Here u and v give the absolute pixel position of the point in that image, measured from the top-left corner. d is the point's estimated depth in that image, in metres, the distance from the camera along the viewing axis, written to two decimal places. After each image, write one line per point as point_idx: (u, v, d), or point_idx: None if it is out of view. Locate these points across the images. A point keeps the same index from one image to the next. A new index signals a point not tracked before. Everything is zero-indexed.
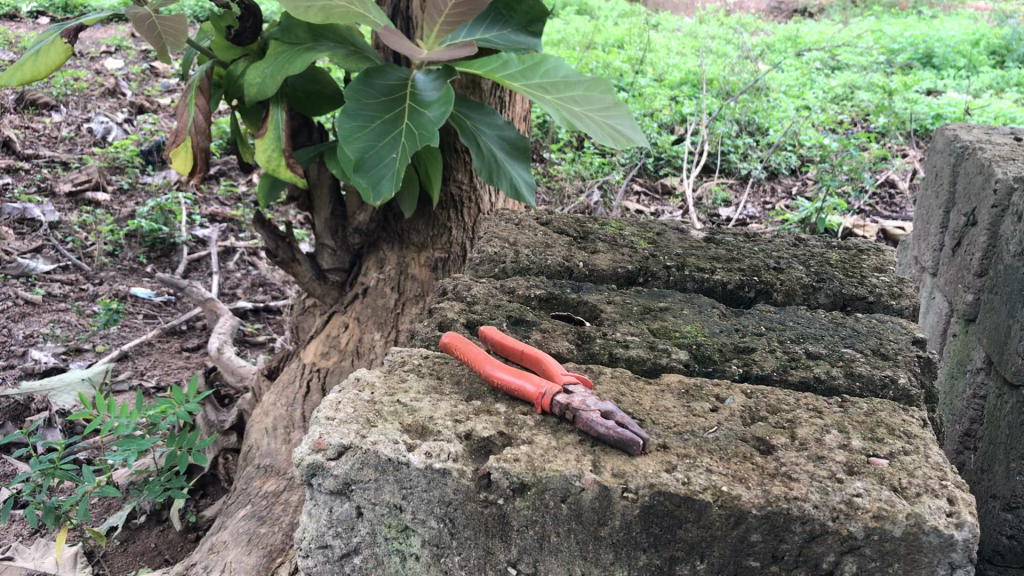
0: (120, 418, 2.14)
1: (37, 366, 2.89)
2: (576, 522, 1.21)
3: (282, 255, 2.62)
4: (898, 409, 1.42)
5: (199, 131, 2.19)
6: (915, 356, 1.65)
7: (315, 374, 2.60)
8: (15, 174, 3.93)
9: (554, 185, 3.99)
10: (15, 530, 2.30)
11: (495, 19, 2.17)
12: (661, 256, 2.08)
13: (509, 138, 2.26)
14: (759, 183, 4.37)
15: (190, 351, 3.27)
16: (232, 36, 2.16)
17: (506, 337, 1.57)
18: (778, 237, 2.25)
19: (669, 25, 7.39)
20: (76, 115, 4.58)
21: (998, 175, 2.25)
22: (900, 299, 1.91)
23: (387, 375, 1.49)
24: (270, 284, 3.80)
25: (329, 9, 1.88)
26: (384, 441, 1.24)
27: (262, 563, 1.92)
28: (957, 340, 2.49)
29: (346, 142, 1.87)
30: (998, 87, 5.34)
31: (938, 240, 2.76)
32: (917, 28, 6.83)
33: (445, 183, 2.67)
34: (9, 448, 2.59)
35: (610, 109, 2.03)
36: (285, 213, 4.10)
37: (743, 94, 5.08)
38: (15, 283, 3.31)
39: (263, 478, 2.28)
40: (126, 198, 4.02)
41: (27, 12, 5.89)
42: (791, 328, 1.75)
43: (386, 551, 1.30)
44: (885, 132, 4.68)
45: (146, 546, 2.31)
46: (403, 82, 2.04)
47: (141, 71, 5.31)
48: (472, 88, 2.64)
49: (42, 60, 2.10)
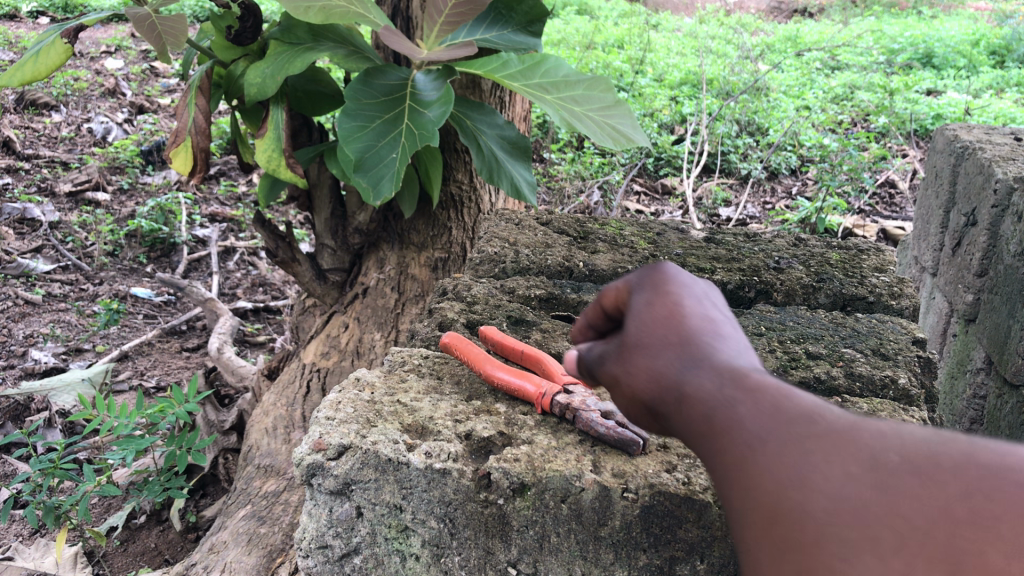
0: (120, 418, 2.13)
1: (37, 366, 2.89)
2: (577, 522, 1.21)
3: (282, 255, 2.62)
4: (898, 409, 1.42)
5: (199, 130, 2.19)
6: (916, 356, 1.65)
7: (315, 374, 2.60)
8: (15, 174, 3.93)
9: (554, 184, 3.98)
10: (15, 530, 2.30)
11: (495, 20, 2.18)
12: (661, 256, 2.08)
13: (509, 138, 2.26)
14: (759, 183, 4.37)
15: (190, 351, 3.26)
16: (232, 36, 2.15)
17: (507, 337, 1.56)
18: (778, 236, 2.25)
19: (669, 25, 7.40)
20: (76, 115, 4.59)
21: (998, 176, 2.24)
22: (900, 299, 1.92)
23: (387, 375, 1.49)
24: (270, 284, 3.80)
25: (329, 9, 1.87)
26: (384, 441, 1.24)
27: (263, 563, 1.90)
28: (957, 340, 2.50)
29: (346, 142, 1.87)
30: (998, 87, 5.34)
31: (938, 240, 2.76)
32: (917, 28, 6.84)
33: (445, 184, 2.67)
34: (9, 448, 2.59)
35: (610, 108, 2.04)
36: (286, 213, 4.10)
37: (743, 94, 5.07)
38: (15, 283, 3.31)
39: (263, 478, 2.28)
40: (126, 198, 4.02)
41: (27, 12, 5.89)
42: (791, 328, 1.75)
43: (386, 552, 1.30)
44: (886, 132, 4.68)
45: (146, 546, 2.31)
46: (404, 82, 2.04)
47: (141, 71, 5.31)
48: (472, 88, 2.64)
49: (42, 60, 2.09)
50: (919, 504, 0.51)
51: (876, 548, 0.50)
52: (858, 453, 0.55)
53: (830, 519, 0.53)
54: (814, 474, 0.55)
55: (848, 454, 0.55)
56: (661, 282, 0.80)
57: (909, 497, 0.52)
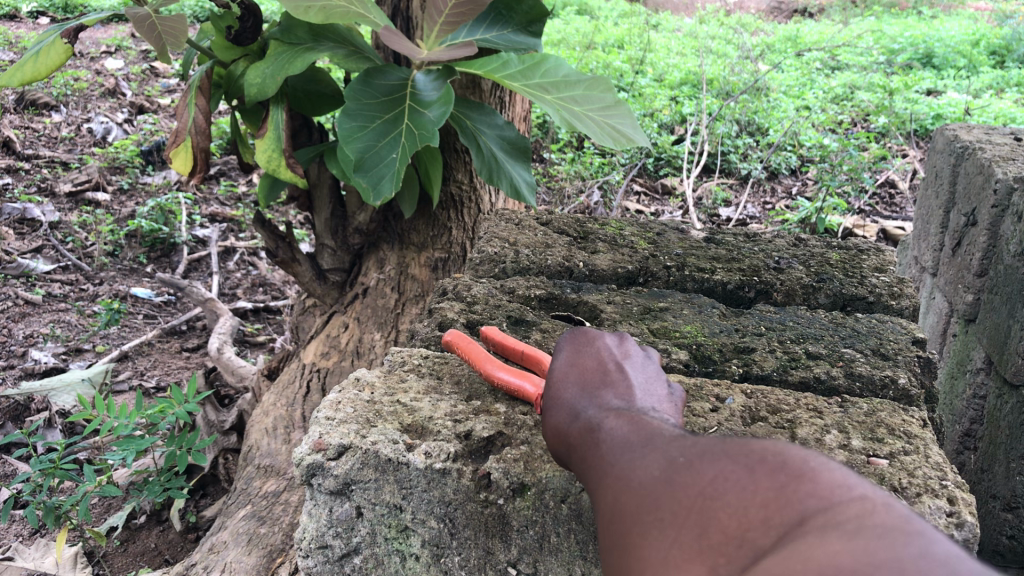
0: (120, 418, 2.13)
1: (37, 366, 2.89)
2: (576, 522, 1.20)
3: (282, 255, 2.62)
4: (898, 410, 1.42)
5: (199, 130, 2.19)
6: (915, 356, 1.65)
7: (315, 374, 2.61)
8: (15, 174, 3.93)
9: (554, 184, 3.98)
10: (15, 530, 2.30)
11: (495, 20, 2.17)
12: (661, 256, 2.08)
13: (509, 138, 2.26)
14: (759, 183, 4.37)
15: (190, 351, 3.26)
16: (232, 36, 2.15)
17: (507, 338, 1.54)
18: (778, 237, 2.25)
19: (669, 25, 7.40)
20: (76, 115, 4.59)
21: (998, 175, 2.24)
22: (900, 299, 1.92)
23: (387, 375, 1.50)
24: (270, 284, 3.80)
25: (329, 9, 1.87)
26: (384, 441, 1.25)
27: (263, 563, 1.90)
28: (957, 340, 2.50)
29: (346, 142, 1.87)
30: (998, 87, 5.34)
31: (938, 240, 2.76)
32: (917, 28, 6.85)
33: (445, 184, 2.67)
34: (9, 448, 2.60)
35: (610, 109, 2.04)
36: (286, 213, 4.11)
37: (743, 94, 5.07)
38: (15, 283, 3.31)
39: (263, 478, 2.28)
40: (126, 198, 4.02)
41: (27, 12, 5.90)
42: (791, 328, 1.75)
43: (386, 551, 1.30)
44: (886, 132, 4.68)
45: (147, 546, 2.31)
46: (403, 82, 2.04)
47: (141, 71, 5.31)
48: (472, 88, 2.64)
49: (42, 60, 2.09)
50: (693, 486, 0.74)
51: (661, 518, 0.74)
52: (666, 458, 0.81)
53: (642, 504, 0.78)
54: (640, 480, 0.82)
55: (663, 460, 0.81)
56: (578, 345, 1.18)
57: (687, 481, 0.75)
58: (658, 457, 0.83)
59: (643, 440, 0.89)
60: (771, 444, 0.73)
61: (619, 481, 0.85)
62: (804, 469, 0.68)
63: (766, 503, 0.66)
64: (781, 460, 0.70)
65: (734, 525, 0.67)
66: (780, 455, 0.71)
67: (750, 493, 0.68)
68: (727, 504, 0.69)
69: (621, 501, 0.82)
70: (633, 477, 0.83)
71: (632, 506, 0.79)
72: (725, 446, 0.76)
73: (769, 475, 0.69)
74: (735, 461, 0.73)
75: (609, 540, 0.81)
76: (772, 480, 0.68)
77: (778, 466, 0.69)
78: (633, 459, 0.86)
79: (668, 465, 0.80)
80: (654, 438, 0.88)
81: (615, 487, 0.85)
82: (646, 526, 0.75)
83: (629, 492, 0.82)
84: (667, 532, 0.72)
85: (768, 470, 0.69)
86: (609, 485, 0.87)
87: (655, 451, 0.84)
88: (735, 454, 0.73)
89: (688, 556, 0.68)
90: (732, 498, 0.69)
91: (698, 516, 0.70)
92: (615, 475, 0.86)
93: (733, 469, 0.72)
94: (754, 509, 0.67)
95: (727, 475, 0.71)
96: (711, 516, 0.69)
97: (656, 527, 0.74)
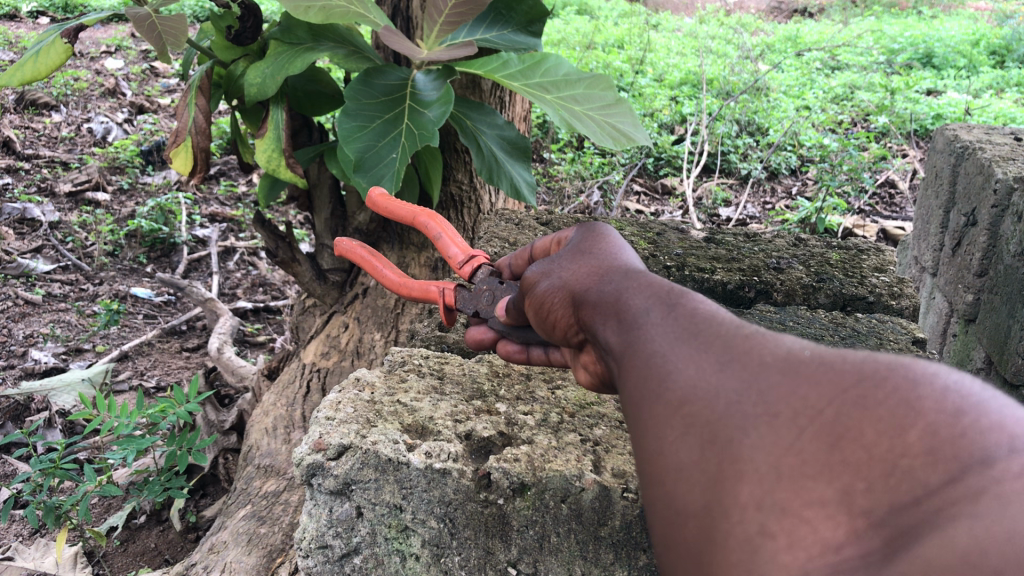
0: (120, 418, 2.12)
1: (37, 366, 2.89)
2: (576, 522, 1.21)
3: (282, 255, 2.60)
4: None
5: (199, 130, 2.19)
6: (914, 356, 1.66)
7: (315, 373, 2.61)
8: (15, 174, 3.93)
9: (554, 184, 3.97)
10: (15, 530, 2.31)
11: (495, 19, 2.17)
12: (661, 256, 2.07)
13: (509, 138, 2.26)
14: (759, 183, 4.37)
15: (190, 351, 3.26)
16: (232, 36, 2.15)
17: (393, 285, 1.56)
18: (778, 237, 2.24)
19: (669, 25, 7.40)
20: (76, 115, 4.60)
21: (998, 176, 2.23)
22: (900, 299, 1.94)
23: (387, 375, 1.50)
24: (270, 284, 3.79)
25: (329, 9, 1.86)
26: (384, 441, 1.25)
27: (262, 563, 1.89)
28: (958, 340, 2.50)
29: (346, 141, 1.86)
30: (998, 87, 5.34)
31: (938, 240, 2.76)
32: (917, 28, 6.85)
33: (445, 184, 2.68)
34: (9, 448, 2.60)
35: (610, 108, 2.03)
36: (285, 213, 4.11)
37: (743, 94, 5.07)
38: (15, 283, 3.31)
39: (263, 478, 2.28)
40: (126, 197, 4.02)
41: (26, 12, 5.89)
42: (791, 328, 1.75)
43: (386, 551, 1.29)
44: (886, 132, 4.67)
45: (146, 546, 2.31)
46: (404, 82, 2.04)
47: (141, 71, 5.31)
48: (472, 87, 2.64)
49: (42, 60, 2.09)
50: (823, 393, 0.64)
51: (773, 421, 0.64)
52: (771, 356, 0.70)
53: (737, 404, 0.68)
54: (731, 376, 0.70)
55: (766, 358, 0.70)
56: (601, 241, 1.09)
57: (810, 386, 0.65)
58: (755, 354, 0.71)
59: (718, 329, 0.77)
60: (924, 363, 0.63)
61: (692, 372, 0.73)
62: (978, 398, 0.59)
63: (935, 431, 0.57)
64: (950, 381, 0.60)
65: (886, 450, 0.58)
66: (941, 377, 0.61)
67: (913, 415, 0.58)
68: (876, 422, 0.59)
69: (701, 395, 0.71)
70: (717, 370, 0.72)
71: (721, 405, 0.69)
72: (857, 357, 0.66)
73: (936, 398, 0.59)
74: (882, 375, 0.63)
75: (679, 433, 0.70)
76: (940, 402, 0.59)
77: (946, 388, 0.60)
78: (709, 350, 0.74)
79: (774, 366, 0.69)
80: (733, 329, 0.76)
81: (680, 376, 0.74)
82: (752, 432, 0.65)
83: (713, 389, 0.70)
84: (783, 440, 0.63)
85: (933, 391, 0.60)
86: (669, 372, 0.75)
87: (745, 345, 0.73)
88: (880, 370, 0.63)
89: (810, 473, 0.60)
90: (882, 417, 0.59)
91: (829, 428, 0.61)
92: (683, 361, 0.75)
93: (880, 385, 0.62)
94: (914, 432, 0.57)
95: (876, 390, 0.61)
96: (850, 431, 0.60)
97: (765, 430, 0.64)
